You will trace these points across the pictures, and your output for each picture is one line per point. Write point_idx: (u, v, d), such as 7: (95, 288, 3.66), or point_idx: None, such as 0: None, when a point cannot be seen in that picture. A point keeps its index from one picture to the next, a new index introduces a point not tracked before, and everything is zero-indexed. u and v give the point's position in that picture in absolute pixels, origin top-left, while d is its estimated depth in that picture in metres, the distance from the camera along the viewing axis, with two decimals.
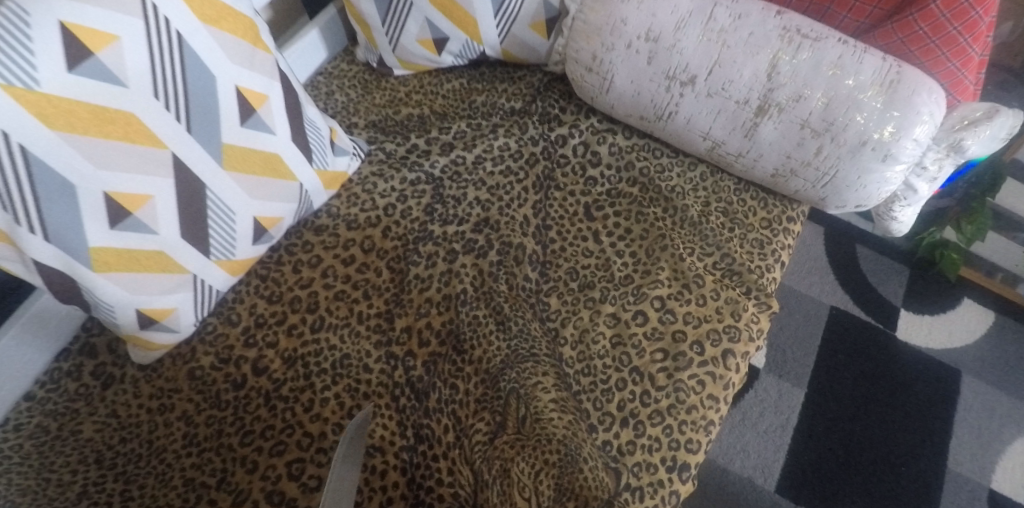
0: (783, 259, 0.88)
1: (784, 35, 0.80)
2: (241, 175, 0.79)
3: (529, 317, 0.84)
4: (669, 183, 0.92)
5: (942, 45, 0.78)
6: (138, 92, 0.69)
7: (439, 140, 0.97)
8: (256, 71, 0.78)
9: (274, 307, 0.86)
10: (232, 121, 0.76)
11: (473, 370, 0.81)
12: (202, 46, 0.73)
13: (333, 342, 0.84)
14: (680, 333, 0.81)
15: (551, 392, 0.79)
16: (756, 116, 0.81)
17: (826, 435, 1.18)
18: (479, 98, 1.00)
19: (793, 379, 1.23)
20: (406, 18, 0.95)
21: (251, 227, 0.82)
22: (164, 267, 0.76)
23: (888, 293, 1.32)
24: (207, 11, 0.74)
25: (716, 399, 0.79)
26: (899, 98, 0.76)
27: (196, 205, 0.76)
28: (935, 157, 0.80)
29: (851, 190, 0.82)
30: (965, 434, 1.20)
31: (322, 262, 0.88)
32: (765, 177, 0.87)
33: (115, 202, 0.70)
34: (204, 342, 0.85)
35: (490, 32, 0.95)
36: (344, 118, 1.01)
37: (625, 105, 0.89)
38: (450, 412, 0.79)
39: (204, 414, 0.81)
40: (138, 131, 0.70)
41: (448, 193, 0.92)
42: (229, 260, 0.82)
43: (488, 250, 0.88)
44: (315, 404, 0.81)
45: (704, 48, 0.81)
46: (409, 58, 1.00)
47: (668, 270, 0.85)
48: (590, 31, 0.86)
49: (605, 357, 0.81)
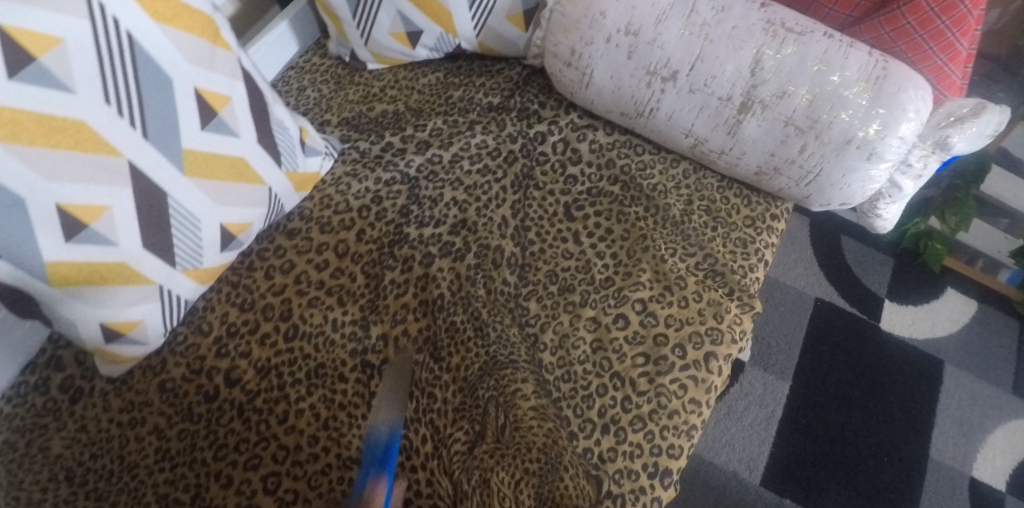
0: (767, 258, 0.86)
1: (768, 28, 0.77)
2: (205, 181, 0.75)
3: (507, 323, 0.82)
4: (651, 181, 0.89)
5: (930, 40, 0.76)
6: (87, 98, 0.65)
7: (414, 138, 0.94)
8: (217, 71, 0.75)
9: (246, 315, 0.84)
10: (192, 125, 0.73)
11: (451, 378, 0.79)
12: (156, 47, 0.70)
13: (307, 352, 0.82)
14: (662, 337, 0.80)
15: (531, 399, 0.77)
16: (739, 113, 0.79)
17: (810, 427, 1.18)
18: (456, 92, 0.97)
19: (778, 372, 1.22)
20: (377, 10, 0.92)
21: (218, 234, 0.79)
22: (127, 279, 0.73)
23: (872, 283, 1.31)
24: (160, 9, 0.70)
25: (699, 403, 0.77)
26: (885, 94, 0.74)
27: (157, 214, 0.73)
28: (920, 155, 0.79)
29: (835, 188, 0.80)
30: (948, 422, 1.20)
31: (295, 267, 0.86)
32: (748, 175, 0.85)
33: (69, 214, 0.67)
34: (174, 353, 0.82)
35: (465, 25, 0.92)
36: (316, 115, 0.98)
37: (606, 101, 0.87)
38: (428, 422, 0.78)
39: (177, 428, 0.78)
40: (90, 140, 0.66)
41: (425, 194, 0.89)
42: (196, 268, 0.79)
43: (466, 253, 0.86)
44: (289, 415, 0.79)
45: (686, 42, 0.78)
46: (382, 52, 0.97)
47: (650, 272, 0.83)
48: (568, 25, 0.83)
49: (586, 363, 0.79)
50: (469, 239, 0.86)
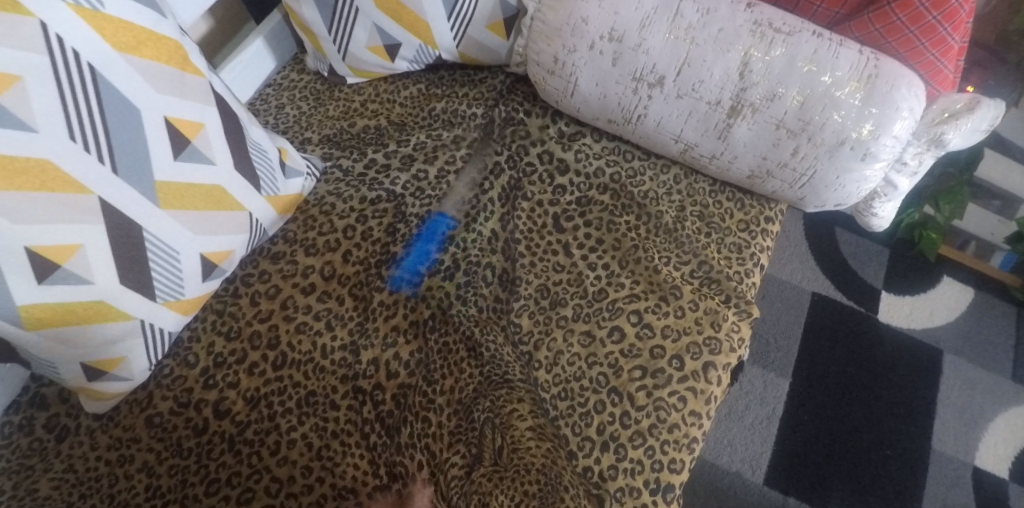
0: (763, 262, 0.85)
1: (755, 30, 0.75)
2: (181, 212, 0.73)
3: (501, 342, 0.80)
4: (641, 188, 0.87)
5: (921, 35, 0.74)
6: (50, 135, 0.64)
7: (398, 153, 0.91)
8: (187, 98, 0.73)
9: (232, 344, 0.81)
10: (163, 156, 0.71)
11: (446, 401, 0.77)
12: (121, 77, 0.68)
13: (297, 379, 0.79)
14: (659, 348, 0.77)
15: (528, 419, 0.75)
16: (729, 117, 0.77)
17: (812, 423, 1.16)
18: (439, 104, 0.94)
19: (778, 369, 1.21)
20: (353, 25, 0.90)
21: (199, 264, 0.76)
22: (106, 316, 0.71)
23: (868, 275, 1.30)
24: (123, 37, 0.68)
25: (699, 415, 0.74)
26: (877, 93, 0.72)
27: (133, 249, 0.71)
28: (914, 152, 0.77)
29: (830, 190, 0.78)
30: (949, 412, 1.18)
31: (281, 292, 0.83)
32: (740, 178, 0.83)
33: (40, 256, 0.65)
34: (161, 386, 0.79)
35: (444, 36, 0.89)
36: (296, 134, 0.95)
37: (592, 108, 0.84)
38: (424, 447, 0.76)
39: (167, 464, 0.75)
40: (56, 179, 0.65)
41: (411, 211, 0.87)
42: (178, 300, 0.77)
43: (455, 271, 0.84)
44: (282, 446, 0.76)
45: (672, 47, 0.76)
46: (360, 65, 0.95)
47: (643, 283, 0.81)
48: (550, 32, 0.81)
49: (582, 379, 0.77)
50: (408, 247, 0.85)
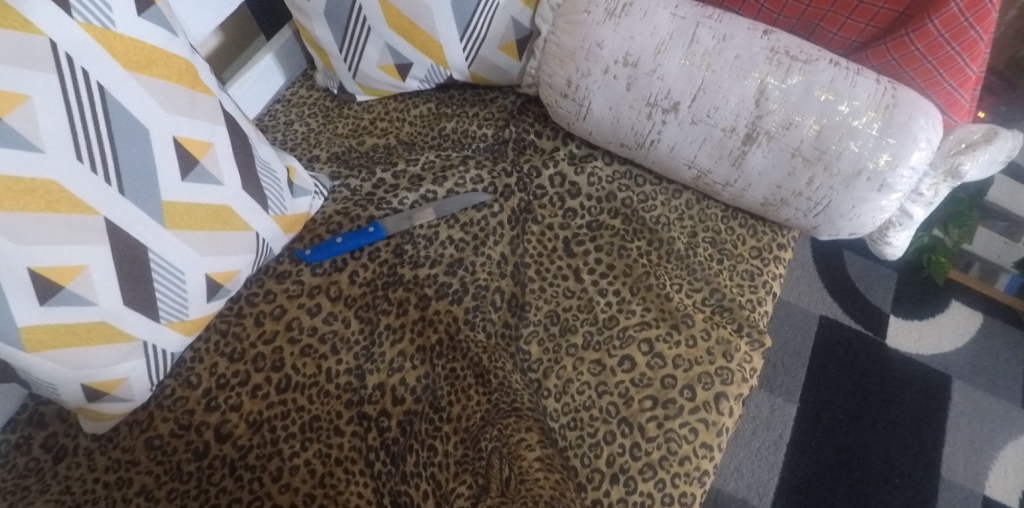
0: (775, 289, 0.83)
1: (772, 57, 0.74)
2: (187, 232, 0.72)
3: (509, 369, 0.79)
4: (653, 213, 0.86)
5: (939, 66, 0.73)
6: (57, 155, 0.63)
7: (406, 173, 0.90)
8: (196, 117, 0.72)
9: (235, 366, 0.79)
10: (171, 176, 0.70)
11: (452, 429, 0.76)
12: (130, 97, 0.67)
13: (301, 403, 0.78)
14: (670, 378, 0.76)
15: (536, 449, 0.73)
16: (743, 144, 0.76)
17: (819, 450, 1.14)
18: (449, 124, 0.94)
19: (785, 394, 1.19)
20: (364, 43, 0.89)
21: (203, 285, 0.75)
22: (109, 337, 0.70)
23: (877, 299, 1.28)
24: (134, 57, 0.67)
25: (710, 447, 0.73)
26: (895, 124, 0.71)
27: (137, 270, 0.70)
28: (930, 183, 0.76)
29: (845, 219, 0.77)
30: (959, 440, 1.16)
31: (286, 313, 0.82)
32: (754, 205, 0.82)
33: (43, 277, 0.64)
34: (162, 407, 0.77)
35: (456, 56, 0.89)
36: (305, 151, 0.95)
37: (605, 132, 0.83)
38: (430, 476, 0.74)
39: (166, 488, 0.73)
40: (61, 200, 0.64)
41: (419, 232, 0.86)
42: (181, 321, 0.75)
43: (463, 295, 0.82)
44: (284, 472, 0.74)
45: (687, 73, 0.76)
46: (370, 84, 0.95)
47: (655, 311, 0.80)
48: (564, 55, 0.80)
49: (592, 408, 0.76)
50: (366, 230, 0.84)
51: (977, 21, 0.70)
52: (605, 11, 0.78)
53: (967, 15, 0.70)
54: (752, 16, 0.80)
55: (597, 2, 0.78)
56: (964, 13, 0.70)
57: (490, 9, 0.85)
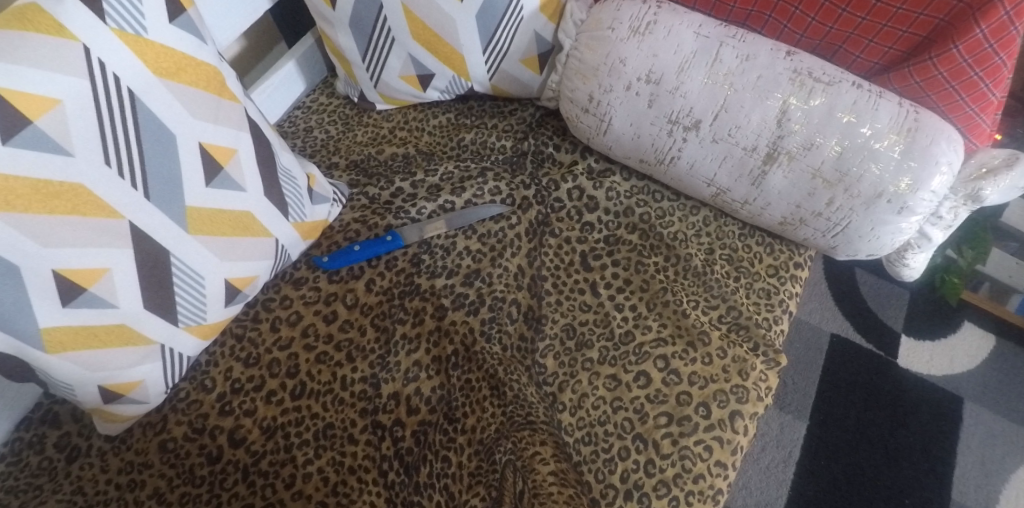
0: (791, 309, 0.83)
1: (795, 78, 0.74)
2: (208, 237, 0.73)
3: (525, 382, 0.79)
4: (671, 228, 0.87)
5: (961, 91, 0.73)
6: (85, 159, 0.64)
7: (425, 183, 0.90)
8: (222, 124, 0.73)
9: (250, 371, 0.79)
10: (196, 181, 0.71)
11: (467, 440, 0.76)
12: (159, 103, 0.68)
13: (315, 411, 0.78)
14: (685, 395, 0.75)
15: (550, 463, 0.72)
16: (764, 164, 0.76)
17: (829, 469, 1.14)
18: (468, 134, 0.94)
19: (795, 411, 1.19)
20: (387, 54, 0.90)
21: (222, 289, 0.75)
22: (127, 340, 0.70)
23: (888, 319, 1.27)
24: (163, 63, 0.68)
25: (725, 465, 0.72)
26: (918, 148, 0.71)
27: (158, 273, 0.70)
28: (951, 206, 0.76)
29: (864, 241, 0.77)
30: (969, 463, 1.15)
31: (302, 319, 0.82)
32: (772, 224, 0.82)
33: (67, 279, 0.65)
34: (176, 410, 0.77)
35: (478, 68, 0.89)
36: (324, 158, 0.95)
37: (625, 147, 0.84)
38: (443, 488, 0.74)
39: (179, 492, 0.73)
40: (88, 203, 0.65)
41: (436, 242, 0.86)
42: (199, 325, 0.76)
43: (479, 306, 0.82)
44: (297, 480, 0.74)
45: (709, 91, 0.76)
46: (391, 93, 0.96)
47: (671, 326, 0.80)
48: (586, 71, 0.81)
49: (607, 424, 0.76)
50: (378, 236, 0.86)
51: (1001, 48, 0.70)
52: (629, 28, 0.78)
53: (992, 42, 0.69)
54: (775, 36, 0.81)
55: (621, 19, 0.79)
56: (988, 39, 0.69)
57: (514, 22, 0.85)
